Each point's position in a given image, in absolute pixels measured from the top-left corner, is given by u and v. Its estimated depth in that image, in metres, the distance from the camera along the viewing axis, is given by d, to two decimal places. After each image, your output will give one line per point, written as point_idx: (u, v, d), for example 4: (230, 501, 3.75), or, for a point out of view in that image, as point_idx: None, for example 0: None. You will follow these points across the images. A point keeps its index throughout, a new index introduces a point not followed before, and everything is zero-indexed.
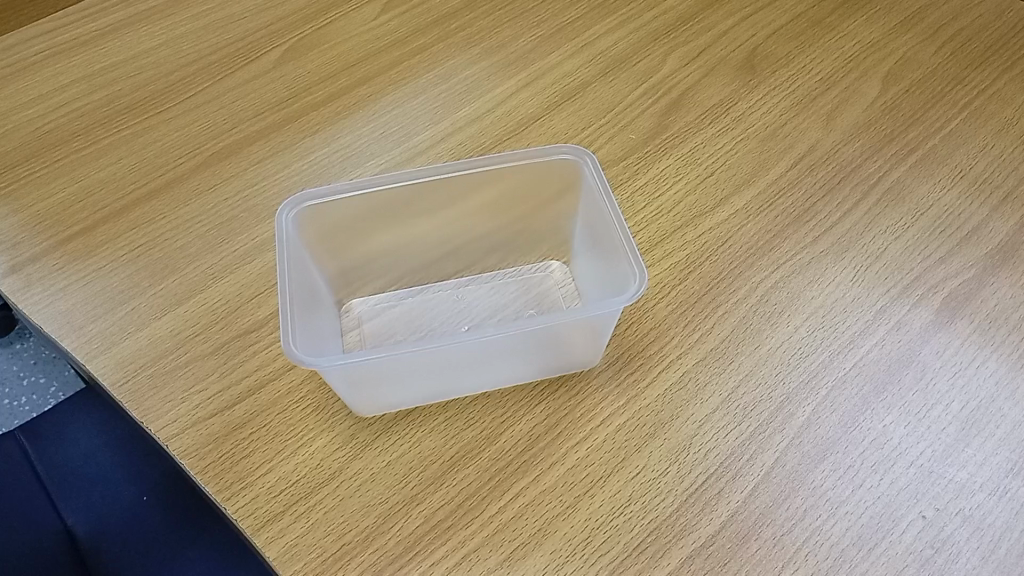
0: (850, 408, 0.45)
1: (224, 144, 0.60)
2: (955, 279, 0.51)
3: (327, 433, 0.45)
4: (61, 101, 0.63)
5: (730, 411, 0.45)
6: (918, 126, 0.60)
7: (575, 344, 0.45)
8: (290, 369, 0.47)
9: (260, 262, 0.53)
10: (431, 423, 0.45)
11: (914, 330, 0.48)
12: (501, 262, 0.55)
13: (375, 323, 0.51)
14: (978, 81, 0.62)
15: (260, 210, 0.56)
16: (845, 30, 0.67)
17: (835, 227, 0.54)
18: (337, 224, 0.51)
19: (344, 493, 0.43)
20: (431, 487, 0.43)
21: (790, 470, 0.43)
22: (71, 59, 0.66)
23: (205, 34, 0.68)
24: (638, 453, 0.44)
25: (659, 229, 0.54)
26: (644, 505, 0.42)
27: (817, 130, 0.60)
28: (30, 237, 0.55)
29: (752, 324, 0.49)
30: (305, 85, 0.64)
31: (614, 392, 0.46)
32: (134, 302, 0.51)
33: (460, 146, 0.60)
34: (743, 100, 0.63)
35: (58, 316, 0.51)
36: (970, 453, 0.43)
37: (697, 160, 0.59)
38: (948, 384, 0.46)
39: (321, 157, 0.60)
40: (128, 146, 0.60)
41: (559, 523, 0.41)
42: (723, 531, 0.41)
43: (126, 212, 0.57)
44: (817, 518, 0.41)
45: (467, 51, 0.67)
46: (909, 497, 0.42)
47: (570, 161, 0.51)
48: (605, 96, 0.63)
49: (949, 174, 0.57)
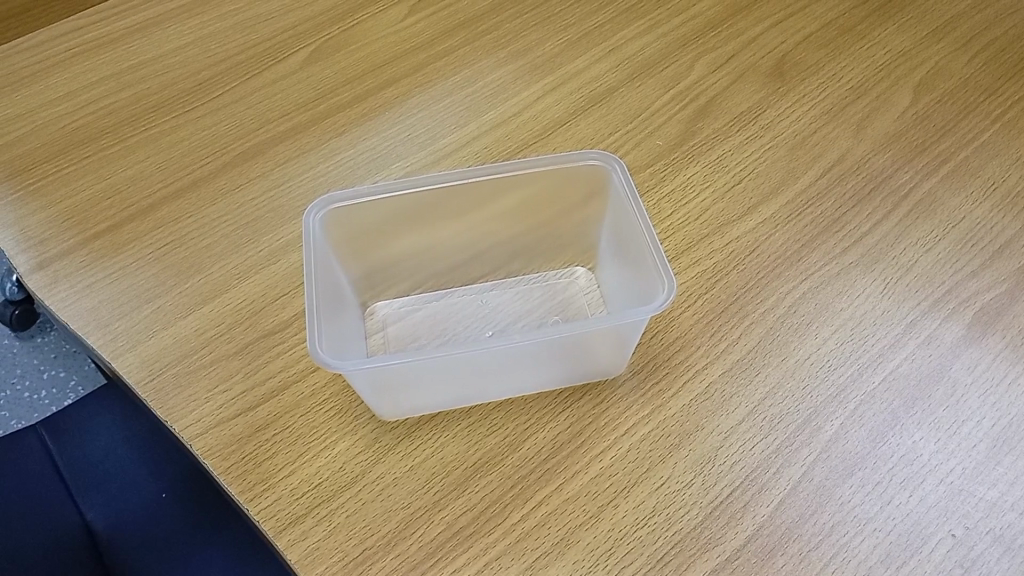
0: (879, 423, 0.44)
1: (250, 144, 0.60)
2: (987, 293, 0.50)
3: (350, 436, 0.45)
4: (90, 98, 0.64)
5: (757, 423, 0.45)
6: (950, 137, 0.59)
7: (601, 352, 0.45)
8: (313, 371, 0.47)
9: (285, 262, 0.53)
10: (454, 428, 0.45)
11: (945, 344, 0.47)
12: (527, 267, 0.54)
13: (399, 326, 0.51)
14: (1010, 93, 0.61)
15: (285, 211, 0.56)
16: (876, 38, 0.66)
17: (864, 239, 0.53)
18: (362, 226, 0.51)
19: (366, 497, 0.42)
20: (454, 493, 0.42)
21: (818, 485, 0.42)
22: (99, 57, 0.66)
23: (232, 34, 0.68)
24: (663, 463, 0.43)
25: (686, 237, 0.54)
26: (669, 517, 0.41)
27: (847, 139, 0.59)
28: (57, 235, 0.55)
29: (780, 335, 0.48)
30: (331, 86, 0.64)
31: (638, 402, 0.46)
32: (160, 300, 0.51)
33: (486, 150, 0.60)
34: (771, 107, 0.62)
35: (83, 313, 0.51)
36: (1001, 472, 0.43)
37: (725, 167, 0.58)
38: (979, 401, 0.45)
39: (347, 158, 0.60)
40: (156, 144, 0.61)
41: (582, 533, 0.41)
42: (748, 546, 0.40)
43: (152, 210, 0.57)
44: (844, 535, 0.41)
45: (494, 54, 0.66)
46: (938, 515, 0.41)
47: (598, 166, 0.51)
48: (632, 101, 0.63)
49: (981, 187, 0.56)
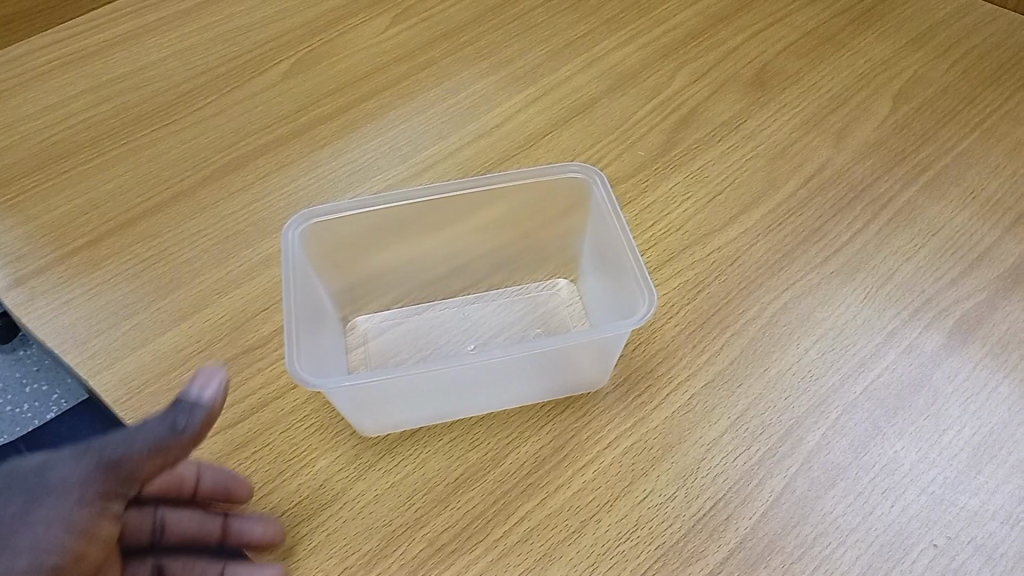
0: (860, 434, 0.44)
1: (230, 157, 0.60)
2: (968, 301, 0.50)
3: (331, 453, 0.45)
4: (68, 112, 0.63)
5: (739, 434, 0.45)
6: (929, 145, 0.59)
7: (583, 365, 0.45)
8: (294, 388, 0.47)
9: (266, 276, 0.53)
10: (436, 444, 0.45)
11: (926, 353, 0.48)
12: (508, 280, 0.54)
13: (380, 341, 0.51)
14: (989, 100, 0.62)
15: (266, 225, 0.56)
16: (856, 47, 0.67)
17: (845, 248, 0.53)
18: (343, 240, 0.50)
19: (347, 515, 0.42)
20: (435, 509, 0.42)
21: (800, 496, 0.42)
22: (77, 70, 0.66)
23: (213, 46, 0.68)
24: (645, 477, 0.43)
25: (668, 248, 0.54)
26: (652, 531, 0.41)
27: (828, 148, 0.59)
28: (35, 251, 0.55)
29: (762, 345, 0.48)
30: (313, 98, 0.64)
31: (621, 414, 0.46)
32: (138, 316, 0.51)
33: (468, 162, 0.60)
34: (752, 117, 0.62)
35: (61, 331, 0.50)
36: (982, 481, 0.43)
37: (707, 177, 0.58)
38: (960, 410, 0.45)
39: (329, 171, 0.59)
40: (135, 158, 0.60)
41: (565, 548, 0.41)
42: (730, 559, 0.40)
43: (130, 225, 0.56)
44: (827, 547, 0.41)
45: (475, 65, 0.66)
46: (920, 526, 0.41)
47: (580, 179, 0.51)
48: (614, 112, 0.63)
49: (961, 195, 0.56)
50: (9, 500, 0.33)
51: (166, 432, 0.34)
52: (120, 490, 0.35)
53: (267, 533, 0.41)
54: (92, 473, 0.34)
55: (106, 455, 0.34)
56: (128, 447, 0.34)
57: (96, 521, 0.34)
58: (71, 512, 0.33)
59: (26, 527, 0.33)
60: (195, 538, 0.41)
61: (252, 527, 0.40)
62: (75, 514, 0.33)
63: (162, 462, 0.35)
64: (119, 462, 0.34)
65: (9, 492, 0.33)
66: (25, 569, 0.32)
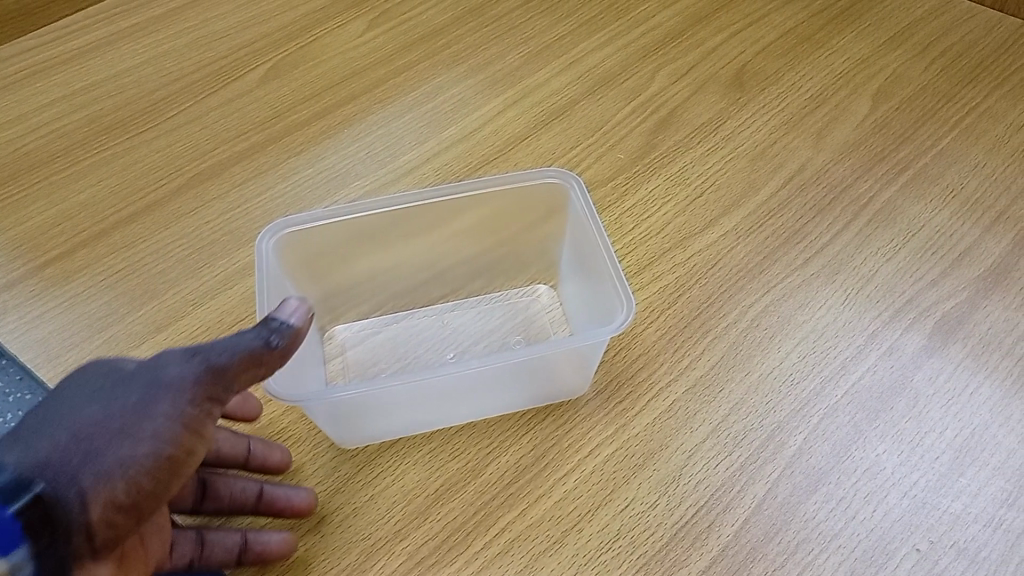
0: (842, 437, 0.44)
1: (206, 165, 0.59)
2: (948, 301, 0.50)
3: (309, 465, 0.44)
4: (40, 121, 0.62)
5: (721, 440, 0.44)
6: (908, 145, 0.59)
7: (562, 372, 0.45)
8: (271, 401, 0.47)
9: (242, 287, 0.52)
10: (415, 455, 0.45)
11: (906, 354, 0.47)
12: (488, 286, 0.54)
13: (359, 351, 0.51)
14: (968, 98, 0.62)
15: (242, 234, 0.55)
16: (835, 46, 0.67)
17: (826, 249, 0.53)
18: (319, 250, 0.50)
19: (326, 529, 0.42)
20: (415, 522, 0.42)
21: (782, 502, 0.42)
22: (49, 77, 0.65)
23: (188, 51, 0.67)
24: (627, 485, 0.43)
25: (648, 251, 0.54)
26: (633, 540, 0.41)
27: (807, 148, 0.59)
28: (7, 265, 0.54)
29: (743, 349, 0.48)
30: (289, 104, 0.63)
31: (602, 421, 0.46)
32: (112, 329, 0.50)
33: (446, 167, 0.59)
34: (732, 118, 0.62)
35: (33, 345, 0.49)
36: (964, 483, 0.42)
37: (687, 180, 0.58)
38: (941, 412, 0.45)
39: (305, 178, 0.59)
40: (109, 167, 0.59)
41: (546, 559, 0.40)
42: (713, 567, 0.40)
43: (104, 236, 0.55)
44: (809, 552, 0.40)
45: (453, 69, 0.66)
46: (903, 530, 0.41)
47: (557, 184, 0.50)
48: (593, 115, 0.63)
49: (940, 194, 0.56)
50: (128, 394, 0.32)
51: (263, 346, 0.34)
52: (218, 402, 0.34)
53: (284, 457, 0.43)
54: (200, 374, 0.33)
55: (211, 360, 0.33)
56: (231, 355, 0.33)
57: (199, 426, 0.33)
58: (183, 408, 0.32)
59: (147, 416, 0.32)
60: (227, 460, 0.42)
61: (273, 452, 0.43)
62: (184, 411, 0.32)
63: (256, 377, 0.34)
64: (223, 368, 0.33)
65: (124, 389, 0.33)
66: (145, 456, 0.31)
